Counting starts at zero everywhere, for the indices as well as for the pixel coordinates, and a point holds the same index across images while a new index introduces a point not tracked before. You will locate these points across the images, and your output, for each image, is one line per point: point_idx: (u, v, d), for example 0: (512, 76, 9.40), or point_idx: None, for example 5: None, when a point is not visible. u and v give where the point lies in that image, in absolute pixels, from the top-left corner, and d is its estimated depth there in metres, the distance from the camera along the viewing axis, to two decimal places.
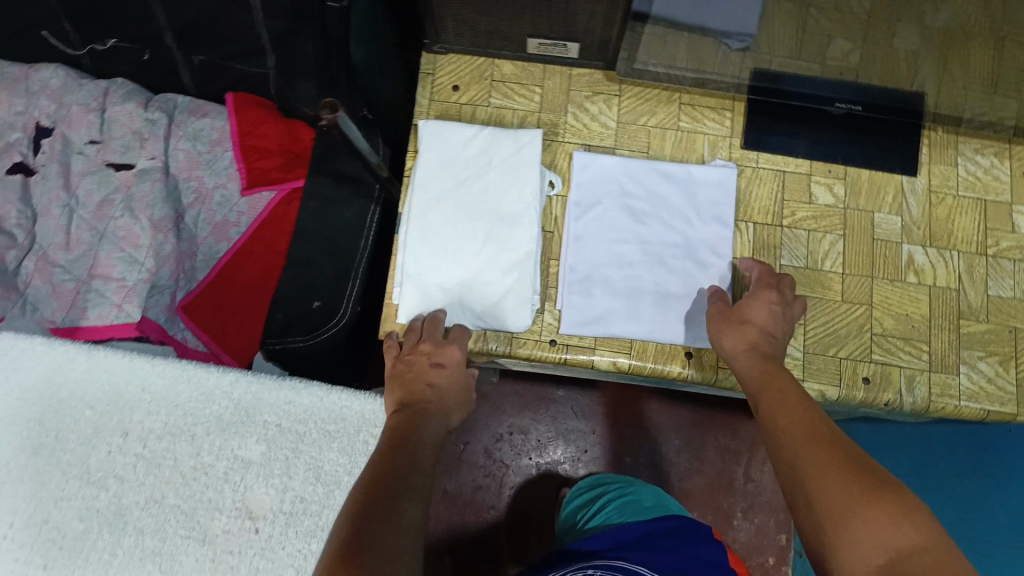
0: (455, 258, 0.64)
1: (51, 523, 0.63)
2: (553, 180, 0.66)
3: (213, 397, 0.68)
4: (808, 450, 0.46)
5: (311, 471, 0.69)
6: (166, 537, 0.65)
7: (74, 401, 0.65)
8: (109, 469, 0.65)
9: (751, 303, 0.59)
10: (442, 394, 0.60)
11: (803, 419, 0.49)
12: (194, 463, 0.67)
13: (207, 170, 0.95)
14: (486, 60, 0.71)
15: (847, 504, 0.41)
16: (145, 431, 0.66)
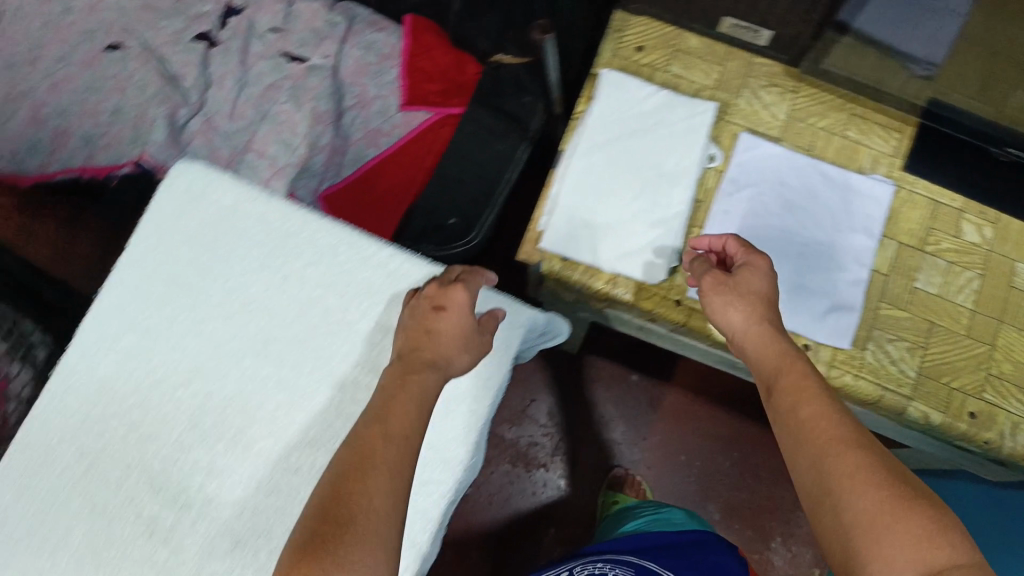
0: (609, 201, 0.67)
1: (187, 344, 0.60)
2: (714, 154, 0.69)
3: (369, 262, 0.62)
4: (832, 446, 0.44)
5: None
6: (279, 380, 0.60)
7: (250, 238, 0.63)
8: (265, 301, 0.61)
9: (748, 270, 0.56)
10: (450, 332, 0.56)
11: (824, 410, 0.47)
12: (339, 318, 0.61)
13: (373, 78, 0.98)
14: (675, 30, 0.74)
15: (883, 523, 0.41)
16: (303, 276, 0.62)
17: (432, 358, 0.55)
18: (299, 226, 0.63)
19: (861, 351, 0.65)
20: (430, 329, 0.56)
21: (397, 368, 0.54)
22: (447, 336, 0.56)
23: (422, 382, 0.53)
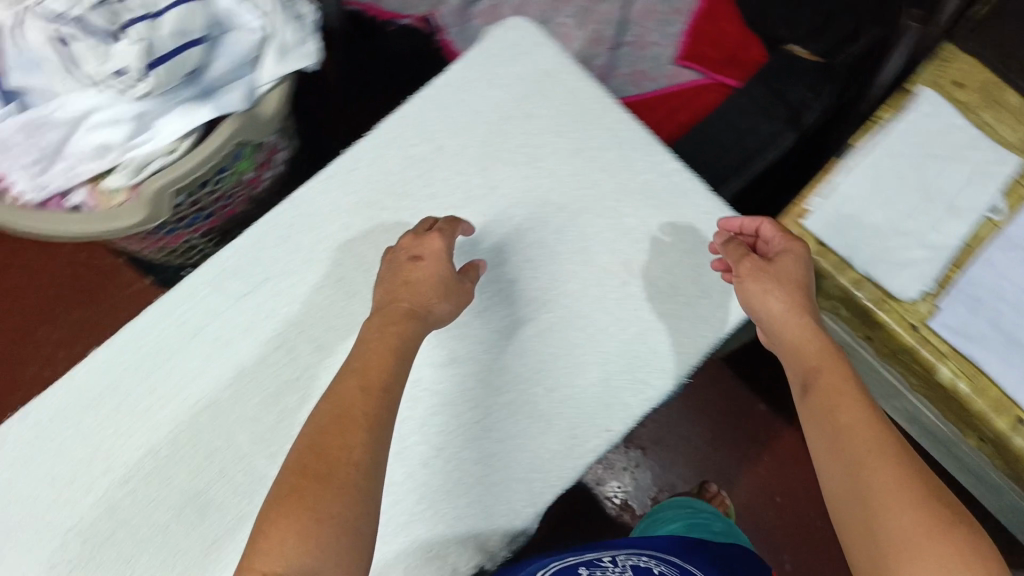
0: (874, 216, 0.64)
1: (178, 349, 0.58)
2: (998, 206, 0.64)
3: (640, 174, 0.62)
4: (872, 464, 0.44)
5: (689, 286, 0.59)
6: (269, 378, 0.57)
7: (525, 112, 0.64)
8: (531, 176, 0.62)
9: (784, 256, 0.55)
10: (421, 273, 0.54)
11: (859, 412, 0.46)
12: (578, 216, 0.61)
13: (667, 20, 0.85)
14: (1002, 79, 0.68)
15: (912, 544, 0.40)
16: (570, 162, 0.62)
17: (423, 302, 0.53)
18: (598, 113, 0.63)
19: None
20: (417, 267, 0.54)
21: (387, 293, 0.54)
22: (422, 278, 0.54)
23: (410, 292, 0.54)
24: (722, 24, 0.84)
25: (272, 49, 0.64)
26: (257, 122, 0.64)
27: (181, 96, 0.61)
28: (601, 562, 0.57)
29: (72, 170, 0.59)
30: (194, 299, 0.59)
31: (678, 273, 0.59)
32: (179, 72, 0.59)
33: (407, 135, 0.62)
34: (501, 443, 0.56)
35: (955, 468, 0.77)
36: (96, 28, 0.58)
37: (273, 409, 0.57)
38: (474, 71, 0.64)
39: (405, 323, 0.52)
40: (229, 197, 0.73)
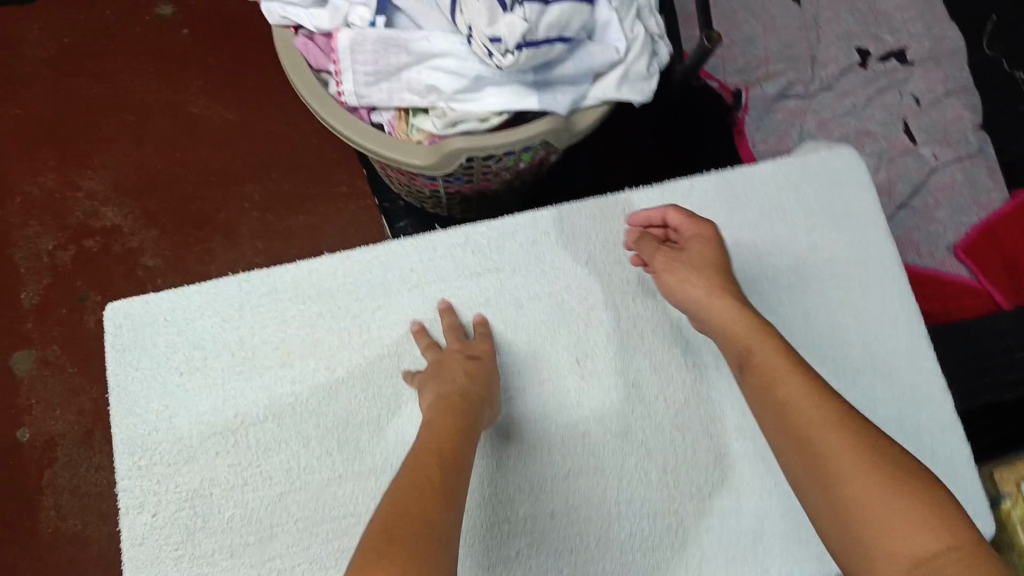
0: None
1: (233, 384, 0.71)
2: None
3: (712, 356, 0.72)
4: (844, 454, 0.52)
5: (735, 434, 0.70)
6: (299, 430, 0.70)
7: (592, 272, 0.74)
8: (578, 339, 0.72)
9: (697, 242, 0.68)
10: (471, 398, 0.62)
11: (831, 421, 0.54)
12: (632, 375, 0.71)
13: (917, 257, 0.96)
14: None
15: (877, 519, 0.48)
16: (622, 330, 0.72)
17: (468, 424, 0.60)
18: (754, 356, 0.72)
19: None
20: (462, 392, 0.62)
21: (439, 414, 0.60)
22: (476, 399, 0.63)
23: (459, 425, 0.59)
24: (968, 282, 0.92)
25: (615, 72, 0.71)
26: (516, 255, 0.75)
27: (482, 121, 0.71)
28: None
29: (391, 95, 0.71)
30: (238, 374, 0.71)
31: (733, 436, 0.70)
32: (536, 58, 0.65)
33: (591, 227, 0.75)
34: (587, 555, 0.66)
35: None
36: (442, 44, 0.69)
37: (324, 460, 0.70)
38: (723, 207, 0.75)
39: (445, 413, 0.60)
40: (492, 175, 0.84)
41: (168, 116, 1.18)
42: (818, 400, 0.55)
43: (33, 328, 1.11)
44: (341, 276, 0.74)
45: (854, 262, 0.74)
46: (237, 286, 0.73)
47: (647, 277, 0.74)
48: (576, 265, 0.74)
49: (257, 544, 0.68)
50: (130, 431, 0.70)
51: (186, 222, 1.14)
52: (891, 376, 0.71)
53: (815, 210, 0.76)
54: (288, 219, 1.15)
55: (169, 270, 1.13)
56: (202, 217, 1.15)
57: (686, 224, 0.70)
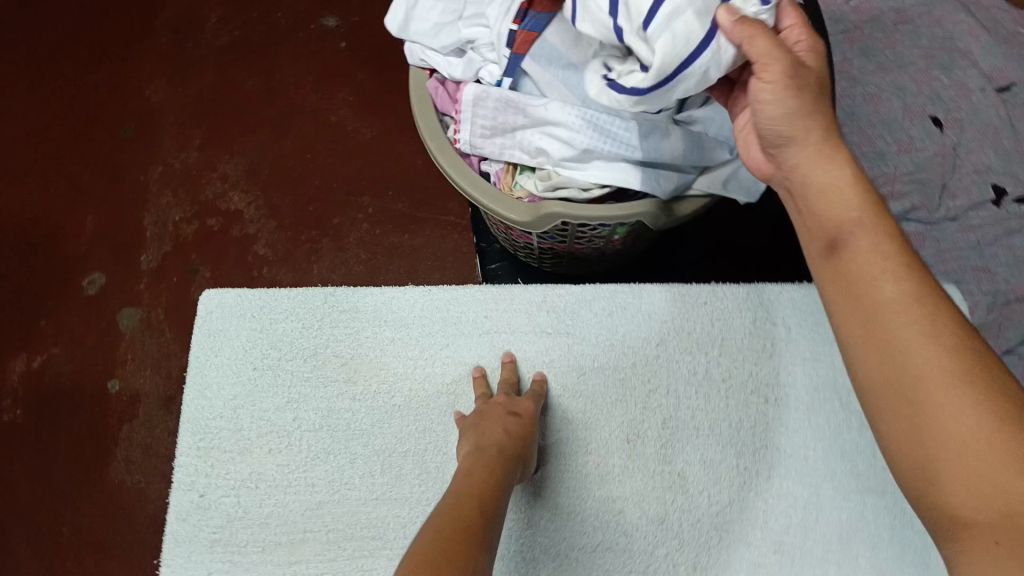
0: None
1: (297, 389, 0.75)
2: None
3: (764, 453, 0.70)
4: (922, 342, 0.42)
5: (774, 542, 0.68)
6: (348, 444, 0.73)
7: (659, 347, 0.74)
8: (631, 410, 0.72)
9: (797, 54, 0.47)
10: (504, 461, 0.63)
11: (891, 267, 0.45)
12: (679, 458, 0.70)
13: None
14: None
15: (933, 396, 0.41)
16: (677, 410, 0.72)
17: (502, 486, 0.60)
18: (811, 472, 0.69)
19: None
20: (496, 454, 0.63)
21: (477, 462, 0.62)
22: (508, 463, 0.63)
23: (494, 475, 0.60)
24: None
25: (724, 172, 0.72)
26: (589, 322, 0.75)
27: (582, 192, 0.73)
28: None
29: (503, 149, 0.74)
30: (303, 380, 0.75)
31: (772, 546, 0.68)
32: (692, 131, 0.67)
33: (669, 312, 0.75)
34: None
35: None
36: (557, 113, 0.70)
37: (365, 479, 0.72)
38: (814, 321, 0.73)
39: (478, 472, 0.61)
40: (587, 242, 0.85)
41: (308, 119, 1.26)
42: (892, 239, 0.46)
43: (145, 290, 1.17)
44: (418, 308, 0.77)
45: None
46: (324, 299, 0.78)
47: (714, 372, 0.73)
48: (645, 345, 0.74)
49: (287, 546, 0.70)
50: (198, 412, 0.75)
51: (303, 220, 1.20)
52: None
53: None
54: (393, 236, 1.19)
55: (276, 262, 1.18)
56: (317, 218, 1.20)
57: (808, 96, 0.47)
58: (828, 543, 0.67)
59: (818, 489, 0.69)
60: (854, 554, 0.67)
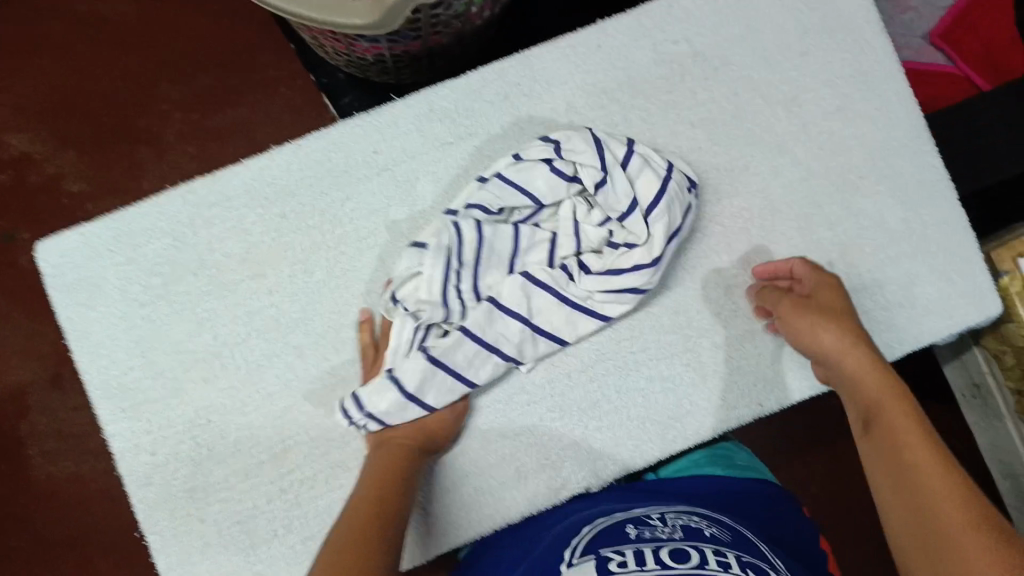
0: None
1: (204, 307, 0.65)
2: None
3: (704, 179, 0.67)
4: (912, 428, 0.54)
5: (742, 258, 0.67)
6: (286, 340, 0.65)
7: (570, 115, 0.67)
8: None
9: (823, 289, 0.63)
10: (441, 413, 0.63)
11: (865, 360, 0.59)
12: None
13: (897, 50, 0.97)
14: None
15: (925, 478, 0.51)
16: None
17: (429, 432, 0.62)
18: (755, 180, 0.67)
19: None
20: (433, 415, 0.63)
21: None
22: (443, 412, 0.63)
23: None
24: (944, 67, 0.93)
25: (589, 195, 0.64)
26: (488, 115, 0.67)
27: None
28: (648, 521, 0.56)
29: None
30: (204, 297, 0.65)
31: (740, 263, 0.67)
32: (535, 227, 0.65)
33: (565, 70, 0.67)
34: (613, 409, 0.66)
35: (997, 470, 0.91)
36: None
37: (323, 367, 0.65)
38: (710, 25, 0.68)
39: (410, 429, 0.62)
40: (444, 28, 0.75)
41: (54, 17, 1.03)
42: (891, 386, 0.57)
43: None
44: (295, 170, 0.66)
45: (852, 70, 0.68)
46: (183, 200, 0.66)
47: (631, 117, 0.67)
48: (555, 117, 0.67)
49: (272, 461, 0.64)
50: (103, 374, 0.65)
51: (105, 137, 1.02)
52: (895, 177, 0.68)
53: (803, 14, 0.68)
54: (218, 117, 1.03)
55: (98, 195, 1.01)
56: (121, 128, 1.02)
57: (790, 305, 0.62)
58: (791, 238, 0.67)
59: (767, 190, 0.67)
60: (813, 236, 0.67)
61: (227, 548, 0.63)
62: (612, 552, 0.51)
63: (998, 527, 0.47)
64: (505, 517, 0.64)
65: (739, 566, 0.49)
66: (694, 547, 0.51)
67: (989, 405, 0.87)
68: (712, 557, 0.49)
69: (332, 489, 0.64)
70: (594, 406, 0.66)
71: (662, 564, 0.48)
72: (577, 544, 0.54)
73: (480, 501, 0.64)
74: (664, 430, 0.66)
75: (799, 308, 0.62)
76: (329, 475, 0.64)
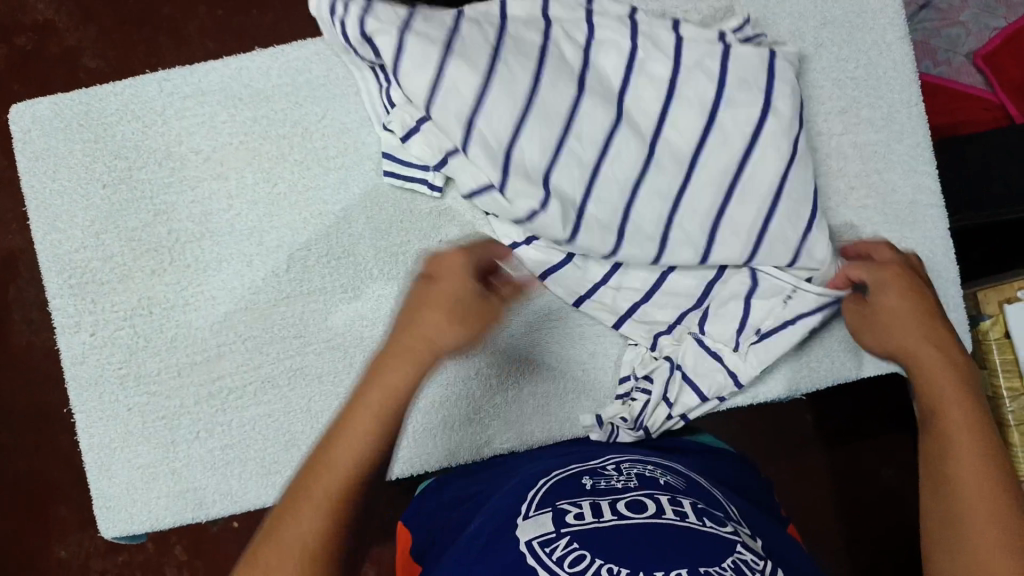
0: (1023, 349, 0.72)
1: (161, 197, 0.64)
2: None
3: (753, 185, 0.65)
4: (971, 434, 0.52)
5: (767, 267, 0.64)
6: (238, 246, 0.64)
7: None
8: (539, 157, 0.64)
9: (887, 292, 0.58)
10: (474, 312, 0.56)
11: (937, 353, 0.56)
12: (463, 256, 0.65)
13: (933, 66, 0.93)
14: None
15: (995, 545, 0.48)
16: None
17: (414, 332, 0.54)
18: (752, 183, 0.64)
19: None
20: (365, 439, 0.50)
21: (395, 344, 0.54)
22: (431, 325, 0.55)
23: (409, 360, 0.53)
24: (981, 91, 0.90)
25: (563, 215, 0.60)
26: None
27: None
28: (603, 471, 0.57)
29: None
30: (168, 187, 0.65)
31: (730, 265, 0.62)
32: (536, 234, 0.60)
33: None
34: (547, 373, 0.66)
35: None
36: None
37: (272, 277, 0.64)
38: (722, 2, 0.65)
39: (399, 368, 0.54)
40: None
41: None
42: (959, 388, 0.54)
43: None
44: (275, 75, 0.65)
45: (866, 70, 0.65)
46: (159, 87, 0.65)
47: None
48: None
49: (204, 364, 0.64)
50: (55, 247, 0.64)
51: (132, 16, 1.00)
52: (887, 195, 0.65)
53: (825, 4, 0.65)
54: (244, 14, 1.01)
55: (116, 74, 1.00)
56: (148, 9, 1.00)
57: (869, 271, 0.59)
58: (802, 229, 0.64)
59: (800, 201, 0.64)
60: None
61: (146, 442, 0.63)
62: (568, 504, 0.51)
63: None
64: (424, 465, 0.64)
65: (694, 514, 0.50)
66: (649, 496, 0.51)
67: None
68: (668, 507, 0.50)
69: (259, 403, 0.64)
70: (530, 369, 0.65)
71: (619, 515, 0.49)
72: (537, 492, 0.53)
73: (400, 444, 0.64)
74: (595, 405, 0.66)
75: (866, 313, 0.59)
76: (257, 389, 0.64)
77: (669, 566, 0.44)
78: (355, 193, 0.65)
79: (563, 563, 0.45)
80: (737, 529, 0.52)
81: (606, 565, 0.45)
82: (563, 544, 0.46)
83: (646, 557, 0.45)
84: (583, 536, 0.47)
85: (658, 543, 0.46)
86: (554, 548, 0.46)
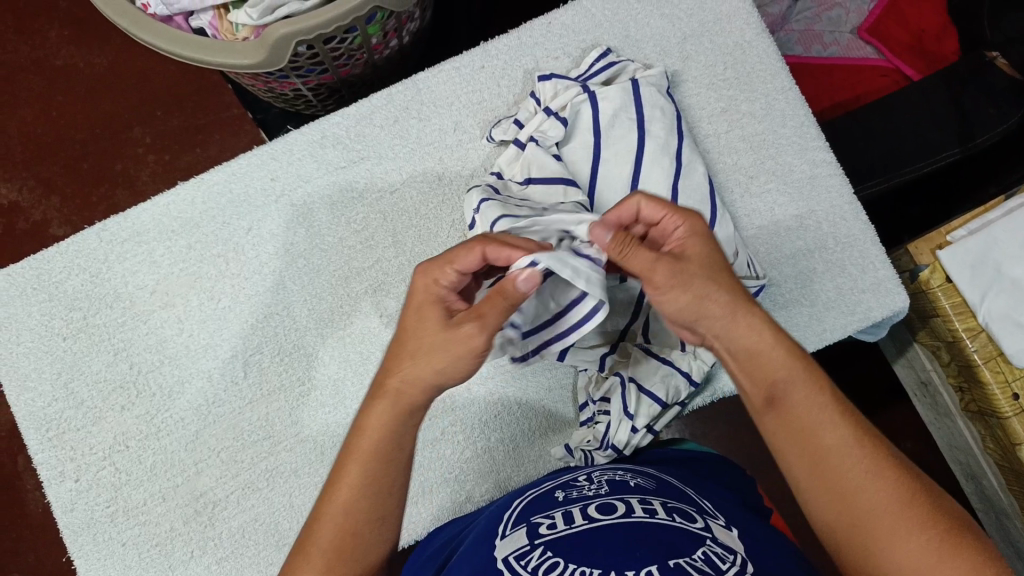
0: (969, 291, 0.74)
1: (118, 336, 0.68)
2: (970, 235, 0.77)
3: None
4: (817, 397, 0.48)
5: None
6: (198, 363, 0.68)
7: (451, 133, 0.70)
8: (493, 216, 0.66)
9: (688, 244, 0.50)
10: (447, 349, 0.47)
11: (756, 332, 0.49)
12: (385, 318, 0.68)
13: (823, 49, 0.95)
14: None
15: (884, 517, 0.45)
16: None
17: (444, 347, 0.47)
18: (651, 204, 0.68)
19: (1008, 413, 0.76)
20: (378, 439, 0.49)
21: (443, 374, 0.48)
22: (428, 363, 0.47)
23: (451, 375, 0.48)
24: (873, 61, 0.93)
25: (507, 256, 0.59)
26: (380, 140, 0.70)
27: (304, 2, 0.65)
28: (575, 483, 0.59)
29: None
30: (123, 326, 0.69)
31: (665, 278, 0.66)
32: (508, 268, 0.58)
33: (452, 92, 0.70)
34: (511, 418, 0.68)
35: (960, 470, 0.93)
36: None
37: (235, 389, 0.68)
38: (587, 41, 0.71)
39: (383, 409, 0.49)
40: (348, 57, 0.75)
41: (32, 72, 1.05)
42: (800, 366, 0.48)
43: None
44: (200, 203, 0.69)
45: (734, 69, 0.71)
46: (98, 238, 0.69)
47: None
48: (444, 136, 0.70)
49: (185, 485, 0.67)
50: (30, 406, 0.67)
51: (84, 180, 1.04)
52: (785, 175, 0.69)
53: (681, 22, 0.71)
54: (190, 151, 1.04)
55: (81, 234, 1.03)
56: (99, 169, 1.04)
57: (666, 211, 0.51)
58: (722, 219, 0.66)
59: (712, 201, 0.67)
60: None
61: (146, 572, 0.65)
62: (542, 517, 0.53)
63: (907, 479, 0.46)
64: (413, 534, 0.66)
65: (664, 511, 0.51)
66: (620, 499, 0.53)
67: (938, 402, 0.90)
68: (637, 506, 0.52)
69: (245, 509, 0.66)
70: (494, 416, 0.68)
71: (589, 519, 0.51)
72: (512, 512, 0.56)
73: None
74: (564, 436, 0.69)
75: (680, 278, 0.48)
76: (239, 496, 0.66)
77: (639, 564, 0.45)
78: (293, 290, 0.68)
79: (540, 572, 0.46)
80: (713, 515, 0.53)
81: (579, 569, 0.46)
82: (538, 555, 0.48)
83: (618, 553, 0.46)
84: (556, 544, 0.48)
85: (632, 538, 0.48)
86: (530, 559, 0.48)
